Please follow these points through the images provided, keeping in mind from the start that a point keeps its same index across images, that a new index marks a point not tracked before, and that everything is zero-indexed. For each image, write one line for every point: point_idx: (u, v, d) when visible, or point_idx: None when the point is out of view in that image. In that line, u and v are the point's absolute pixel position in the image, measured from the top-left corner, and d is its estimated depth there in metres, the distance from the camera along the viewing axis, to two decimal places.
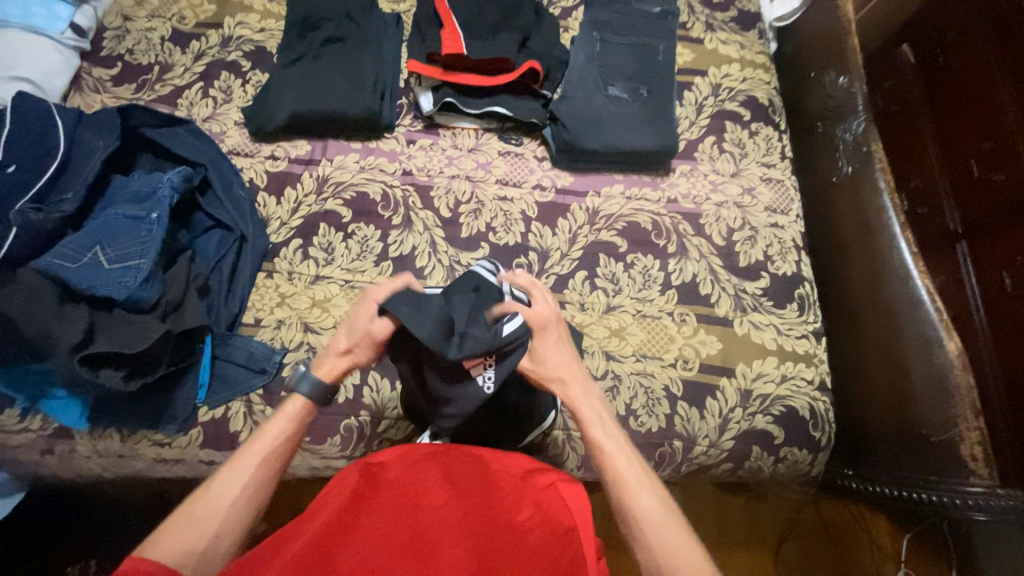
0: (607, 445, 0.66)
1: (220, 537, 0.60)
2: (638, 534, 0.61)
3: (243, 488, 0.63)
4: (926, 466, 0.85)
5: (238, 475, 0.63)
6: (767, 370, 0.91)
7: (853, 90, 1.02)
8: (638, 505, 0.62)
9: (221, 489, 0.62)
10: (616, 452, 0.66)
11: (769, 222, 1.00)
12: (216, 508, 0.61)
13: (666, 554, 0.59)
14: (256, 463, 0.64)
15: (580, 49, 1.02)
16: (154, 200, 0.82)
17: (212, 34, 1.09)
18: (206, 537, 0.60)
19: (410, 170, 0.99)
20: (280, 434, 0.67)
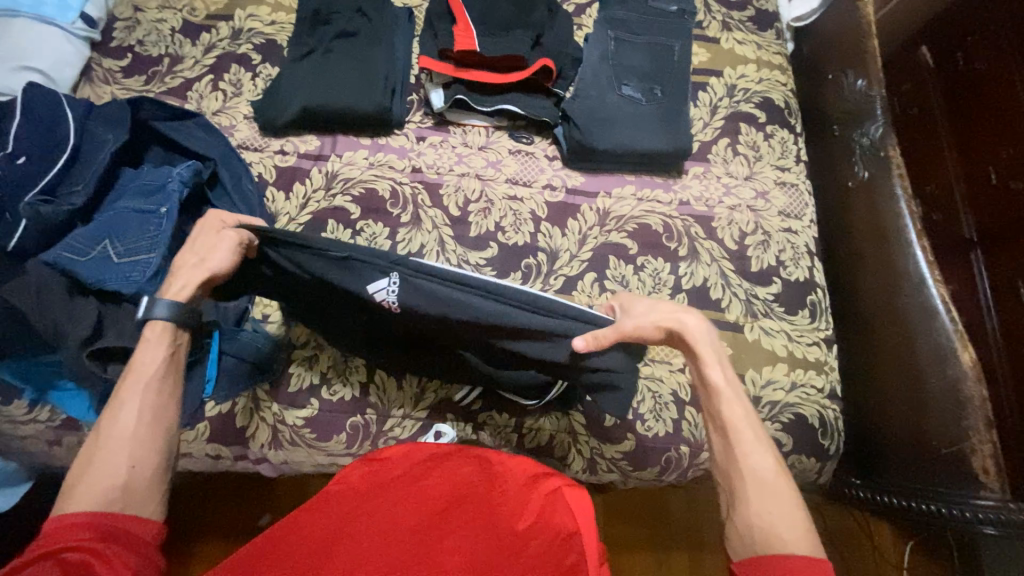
0: (725, 389, 0.66)
1: (139, 463, 0.59)
2: (746, 493, 0.60)
3: (143, 411, 0.62)
4: (933, 477, 0.84)
5: (131, 403, 0.61)
6: (776, 377, 0.90)
7: (871, 93, 1.00)
8: (749, 460, 0.62)
9: (118, 417, 0.60)
10: (733, 401, 0.65)
11: (782, 226, 0.99)
12: (121, 435, 0.60)
13: (769, 526, 0.57)
14: (144, 388, 0.63)
15: (594, 47, 1.00)
16: (163, 194, 0.82)
17: (223, 27, 1.08)
18: (126, 465, 0.58)
19: (419, 168, 0.98)
20: (158, 359, 0.65)
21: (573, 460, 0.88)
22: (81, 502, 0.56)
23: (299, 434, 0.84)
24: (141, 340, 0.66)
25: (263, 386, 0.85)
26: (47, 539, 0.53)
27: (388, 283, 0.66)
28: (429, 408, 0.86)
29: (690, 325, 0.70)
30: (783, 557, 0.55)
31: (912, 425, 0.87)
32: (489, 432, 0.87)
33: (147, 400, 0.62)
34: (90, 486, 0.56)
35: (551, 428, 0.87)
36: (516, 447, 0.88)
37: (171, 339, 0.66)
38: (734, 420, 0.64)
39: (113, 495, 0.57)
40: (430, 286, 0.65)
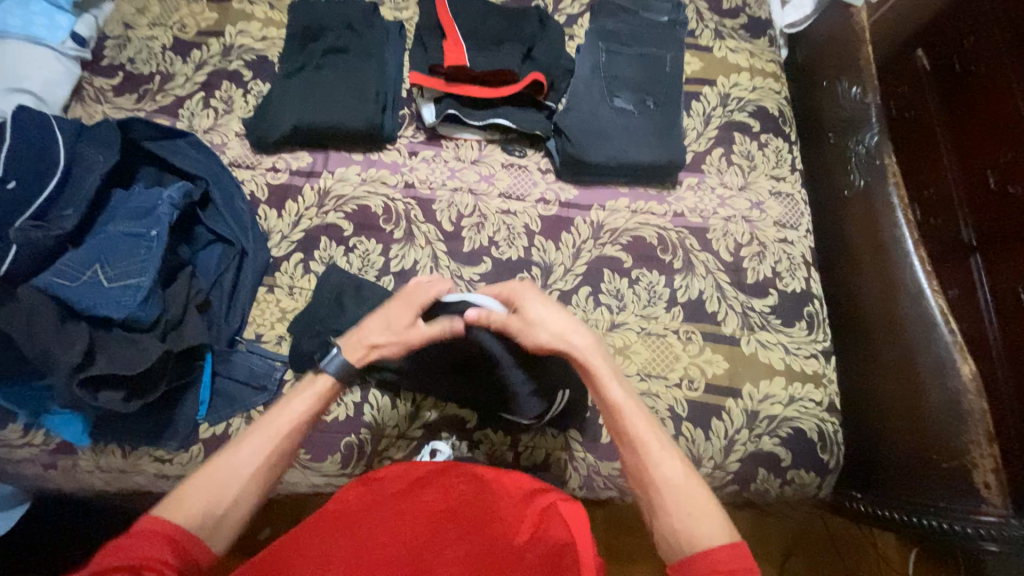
0: (624, 407, 0.67)
1: (241, 503, 0.60)
2: (661, 500, 0.61)
3: (270, 457, 0.63)
4: (936, 492, 0.84)
5: (265, 443, 0.63)
6: (774, 391, 0.89)
7: (866, 101, 1.00)
8: (658, 469, 0.62)
9: (242, 451, 0.62)
10: (633, 413, 0.66)
11: (778, 237, 0.98)
12: (243, 469, 0.61)
13: (686, 531, 0.58)
14: (280, 436, 0.64)
15: (585, 59, 0.99)
16: (153, 217, 0.81)
17: (213, 43, 1.08)
18: (226, 503, 0.59)
19: (412, 183, 0.98)
20: (307, 412, 0.68)
21: (570, 477, 0.87)
22: (180, 514, 0.56)
23: (293, 455, 0.84)
24: (303, 384, 0.70)
25: (256, 408, 0.83)
26: (141, 537, 0.53)
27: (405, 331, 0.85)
28: (424, 427, 0.85)
29: (579, 342, 0.72)
30: (706, 553, 0.55)
31: (914, 441, 0.86)
32: (485, 450, 0.86)
33: (275, 447, 0.64)
34: (194, 502, 0.57)
35: (547, 445, 0.86)
36: (512, 465, 0.87)
37: (325, 397, 0.70)
38: (639, 432, 0.65)
39: (208, 524, 0.57)
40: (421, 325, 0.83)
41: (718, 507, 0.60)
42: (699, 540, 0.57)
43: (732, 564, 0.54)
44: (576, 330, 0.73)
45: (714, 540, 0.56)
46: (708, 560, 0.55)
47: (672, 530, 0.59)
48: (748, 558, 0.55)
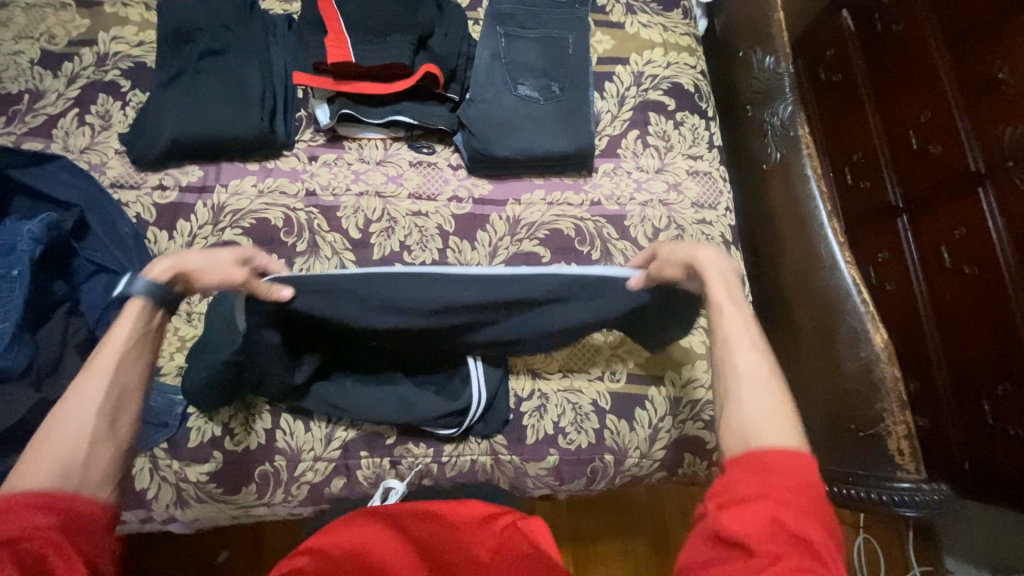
0: (728, 308, 0.60)
1: (100, 441, 0.50)
2: (738, 390, 0.54)
3: (110, 389, 0.53)
4: (852, 459, 0.85)
5: (97, 385, 0.53)
6: (697, 376, 0.88)
7: (779, 71, 0.98)
8: (742, 363, 0.55)
9: (72, 403, 0.51)
10: (737, 314, 0.60)
11: (696, 218, 0.96)
12: (82, 415, 0.50)
13: (757, 420, 0.51)
14: (112, 373, 0.54)
15: (484, 47, 0.93)
16: (14, 255, 0.74)
17: (86, 53, 0.99)
18: (84, 446, 0.49)
19: (313, 191, 0.92)
20: (132, 336, 0.56)
21: (498, 480, 0.86)
22: (28, 481, 0.46)
23: (206, 490, 0.80)
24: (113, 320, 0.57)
25: (160, 445, 0.79)
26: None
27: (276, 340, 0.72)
28: (342, 448, 0.82)
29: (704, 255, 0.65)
30: (767, 450, 0.48)
31: (830, 406, 0.87)
32: (408, 465, 0.83)
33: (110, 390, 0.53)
34: (39, 465, 0.47)
35: (472, 452, 0.84)
36: (439, 477, 0.85)
37: (147, 317, 0.58)
38: (736, 327, 0.58)
39: (68, 473, 0.48)
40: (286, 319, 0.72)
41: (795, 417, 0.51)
42: (756, 440, 0.49)
43: (794, 467, 0.46)
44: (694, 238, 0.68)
45: (778, 443, 0.48)
46: (768, 459, 0.47)
47: (742, 420, 0.51)
48: (807, 462, 0.47)
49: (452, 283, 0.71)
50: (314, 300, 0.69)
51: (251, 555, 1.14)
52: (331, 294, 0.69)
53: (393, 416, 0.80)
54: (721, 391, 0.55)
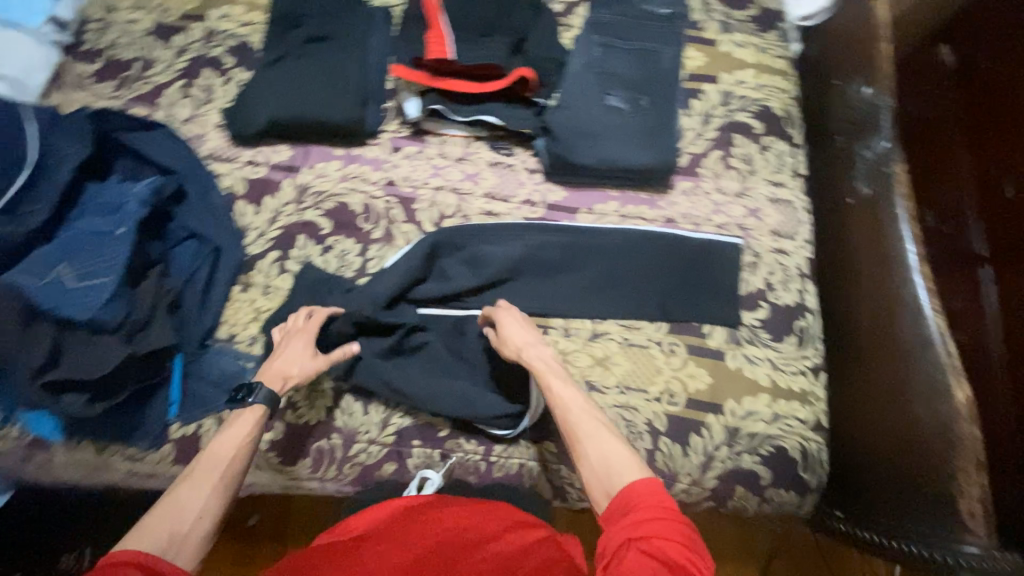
0: (556, 388, 0.71)
1: (206, 515, 0.60)
2: (584, 448, 0.64)
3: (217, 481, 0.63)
4: (915, 517, 0.81)
5: (204, 480, 0.62)
6: (758, 408, 0.85)
7: (878, 102, 0.93)
8: (578, 426, 0.66)
9: (190, 489, 0.61)
10: (561, 388, 0.71)
11: (773, 246, 0.93)
12: (193, 494, 0.61)
13: (605, 466, 0.62)
14: (226, 462, 0.65)
15: (579, 53, 0.94)
16: (121, 214, 0.79)
17: (196, 29, 1.05)
18: (187, 519, 0.59)
19: (394, 181, 0.95)
20: (242, 438, 0.68)
21: (542, 488, 0.85)
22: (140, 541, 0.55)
23: (265, 457, 0.83)
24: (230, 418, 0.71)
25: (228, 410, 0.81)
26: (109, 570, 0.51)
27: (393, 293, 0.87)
28: (396, 434, 0.84)
29: (520, 338, 0.78)
30: (625, 489, 0.58)
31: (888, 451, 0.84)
32: (457, 460, 0.84)
33: (218, 474, 0.64)
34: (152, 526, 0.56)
35: (521, 456, 0.84)
36: (485, 475, 0.85)
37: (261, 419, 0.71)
38: (568, 398, 0.70)
39: (173, 542, 0.56)
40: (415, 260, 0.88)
41: (633, 452, 0.63)
42: (616, 488, 0.59)
43: (650, 500, 0.56)
44: (517, 320, 0.81)
45: (631, 478, 0.59)
46: (628, 499, 0.57)
47: (596, 473, 0.62)
48: (663, 493, 0.57)
49: (551, 237, 0.92)
50: (454, 243, 0.91)
51: (280, 523, 1.19)
52: (471, 231, 0.92)
53: (448, 407, 0.82)
54: (574, 454, 0.65)
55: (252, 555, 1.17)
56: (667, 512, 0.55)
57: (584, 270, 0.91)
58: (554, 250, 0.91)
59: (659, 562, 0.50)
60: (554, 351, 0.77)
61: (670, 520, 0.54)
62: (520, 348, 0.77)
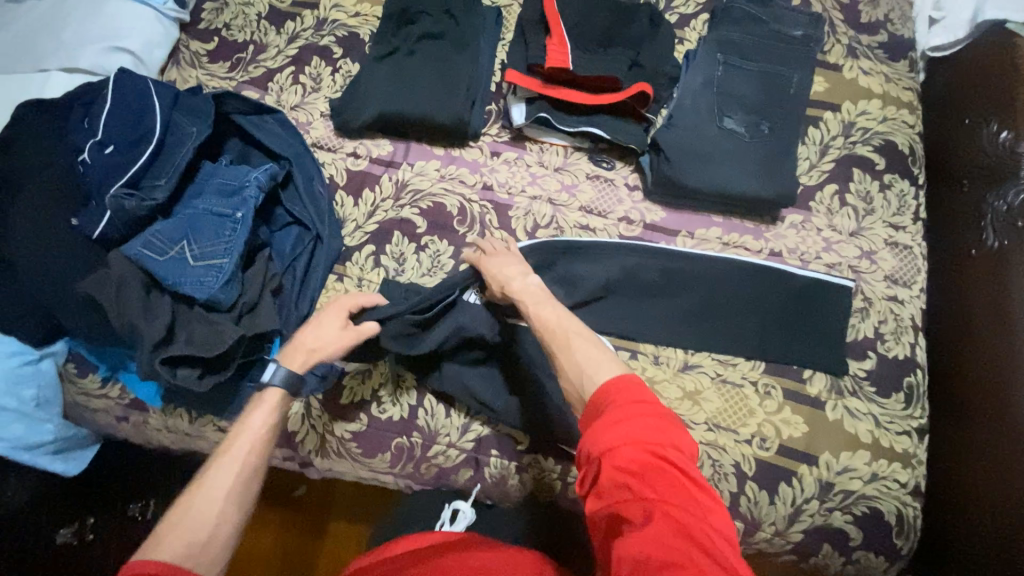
0: (535, 308, 0.71)
1: (225, 521, 0.56)
2: (558, 356, 0.63)
3: (241, 474, 0.60)
4: None
5: (227, 474, 0.59)
6: (855, 465, 0.80)
7: (1016, 149, 0.83)
8: (553, 339, 0.66)
9: (211, 486, 0.58)
10: (540, 308, 0.70)
11: (886, 293, 0.87)
12: (216, 494, 0.57)
13: (579, 369, 0.60)
14: (240, 456, 0.61)
15: (698, 71, 0.92)
16: (239, 198, 0.82)
17: (308, 15, 1.05)
18: (209, 526, 0.55)
19: (491, 185, 0.93)
20: (263, 424, 0.64)
21: None
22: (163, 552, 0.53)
23: (346, 447, 0.84)
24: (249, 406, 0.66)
25: (316, 395, 0.84)
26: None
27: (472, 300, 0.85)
28: (475, 441, 0.83)
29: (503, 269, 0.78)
30: (597, 393, 0.56)
31: (994, 515, 0.76)
32: (533, 475, 0.83)
33: (239, 468, 0.60)
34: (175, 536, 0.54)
35: None
36: (559, 495, 0.83)
37: (279, 406, 0.66)
38: (546, 316, 0.69)
39: (192, 550, 0.54)
40: None
41: (609, 353, 0.62)
42: (590, 391, 0.58)
43: (624, 397, 0.54)
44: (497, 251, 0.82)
45: (603, 380, 0.57)
46: (597, 403, 0.55)
47: (570, 378, 0.61)
48: (631, 387, 0.55)
49: (646, 262, 0.88)
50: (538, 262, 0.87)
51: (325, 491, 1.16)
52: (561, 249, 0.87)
53: (533, 423, 0.81)
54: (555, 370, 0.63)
55: (289, 523, 1.14)
56: (643, 408, 0.53)
57: (681, 296, 0.87)
58: (647, 273, 0.88)
59: (638, 477, 0.49)
60: (540, 279, 0.76)
61: (646, 415, 0.52)
62: (506, 280, 0.76)
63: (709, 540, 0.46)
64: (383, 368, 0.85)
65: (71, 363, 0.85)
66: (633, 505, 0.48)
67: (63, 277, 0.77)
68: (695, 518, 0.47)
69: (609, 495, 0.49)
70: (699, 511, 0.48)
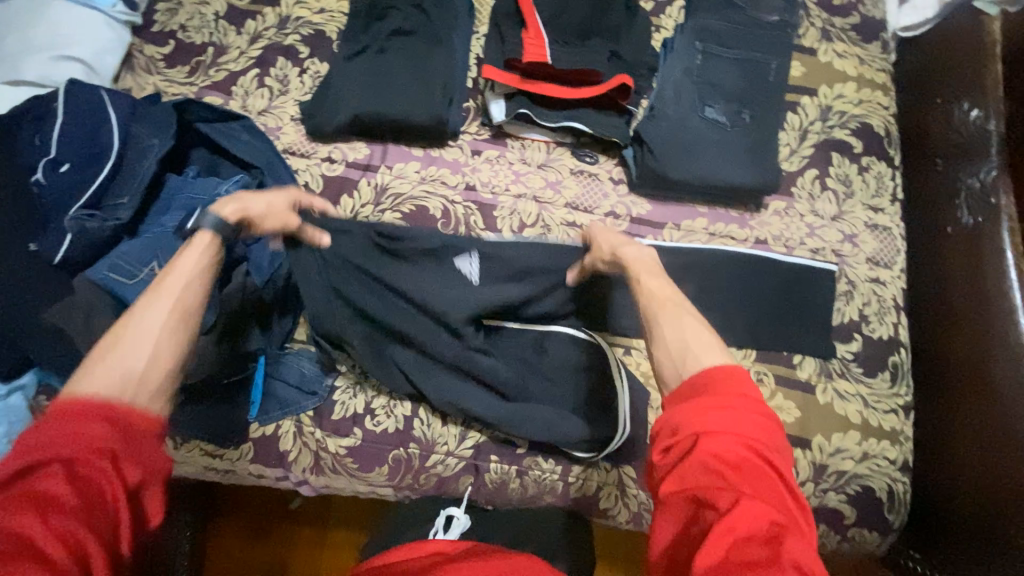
0: (642, 277, 0.65)
1: (163, 357, 0.51)
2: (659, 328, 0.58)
3: (175, 308, 0.54)
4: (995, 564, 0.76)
5: (159, 305, 0.54)
6: (847, 446, 0.82)
7: (987, 128, 0.85)
8: (652, 308, 0.60)
9: (147, 316, 0.52)
10: (647, 279, 0.65)
11: (869, 275, 0.89)
12: (150, 325, 0.52)
13: (683, 348, 0.54)
14: (176, 290, 0.55)
15: (678, 61, 0.91)
16: (210, 212, 0.77)
17: (269, 14, 1.00)
18: (145, 357, 0.50)
19: (474, 185, 0.91)
20: (196, 261, 0.59)
21: (618, 512, 0.83)
22: (94, 384, 0.47)
23: (341, 463, 0.82)
24: (180, 248, 0.61)
25: (306, 412, 0.82)
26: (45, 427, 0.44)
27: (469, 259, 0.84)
28: (473, 448, 0.82)
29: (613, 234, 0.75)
30: (700, 372, 0.51)
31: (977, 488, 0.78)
32: (534, 478, 0.82)
33: (174, 302, 0.54)
34: (106, 369, 0.48)
35: (599, 479, 0.82)
36: (561, 495, 0.83)
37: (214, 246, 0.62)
38: (648, 284, 0.64)
39: (128, 385, 0.48)
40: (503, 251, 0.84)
41: (714, 335, 0.55)
42: (685, 370, 0.53)
43: (730, 386, 0.49)
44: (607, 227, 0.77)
45: (712, 363, 0.52)
46: (701, 381, 0.50)
47: (669, 353, 0.55)
48: (742, 379, 0.50)
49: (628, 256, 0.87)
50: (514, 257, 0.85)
51: (324, 505, 1.14)
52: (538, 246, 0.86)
53: (532, 429, 0.79)
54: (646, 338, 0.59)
55: (286, 538, 1.12)
56: (746, 405, 0.48)
57: (672, 288, 0.87)
58: None
59: (731, 470, 0.44)
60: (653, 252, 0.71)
61: (752, 412, 0.48)
62: (616, 244, 0.73)
63: (805, 561, 0.41)
64: (374, 380, 0.83)
65: (44, 394, 0.77)
66: (721, 495, 0.44)
67: (26, 307, 0.72)
68: (789, 530, 0.43)
69: (693, 478, 0.45)
70: (794, 526, 0.43)
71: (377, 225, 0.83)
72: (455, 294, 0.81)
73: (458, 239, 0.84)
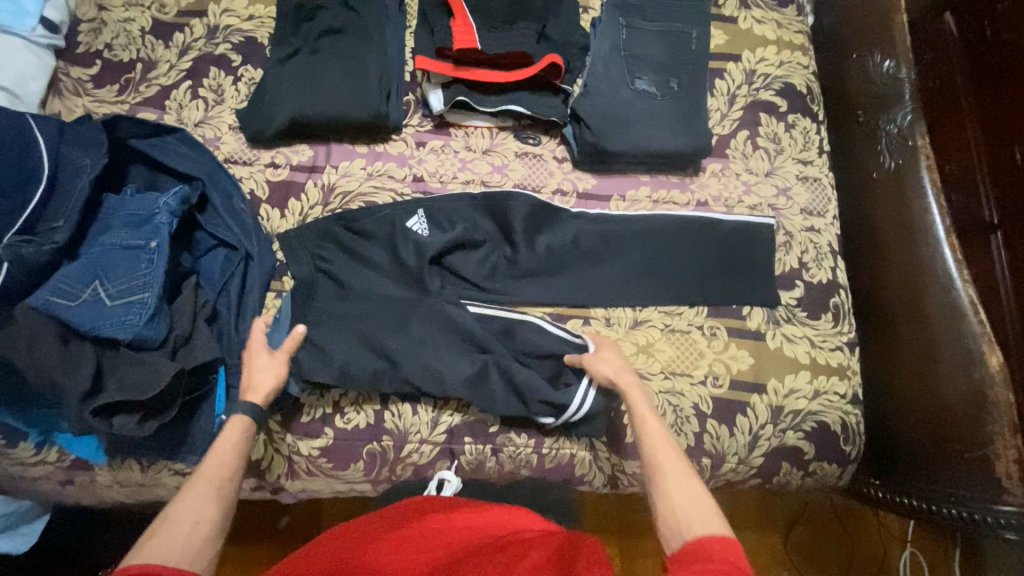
0: (648, 423, 0.70)
1: (204, 521, 0.59)
2: (665, 485, 0.63)
3: (214, 490, 0.63)
4: (944, 476, 0.83)
5: (202, 491, 0.62)
6: (800, 385, 0.87)
7: (899, 76, 0.92)
8: (660, 460, 0.65)
9: (192, 499, 0.61)
10: (651, 422, 0.70)
11: (805, 225, 0.94)
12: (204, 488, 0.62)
13: (687, 512, 0.60)
14: (215, 475, 0.64)
15: (605, 36, 0.94)
16: (151, 226, 0.77)
17: (196, 24, 0.99)
18: (190, 525, 0.58)
19: (421, 177, 0.92)
20: (231, 447, 0.67)
21: (594, 477, 0.86)
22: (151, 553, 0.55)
23: (316, 464, 0.82)
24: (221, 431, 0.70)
25: (275, 418, 0.81)
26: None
27: (417, 219, 0.89)
28: (447, 432, 0.84)
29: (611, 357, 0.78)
30: (701, 541, 0.55)
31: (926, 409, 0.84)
32: (509, 454, 0.84)
33: (216, 479, 0.64)
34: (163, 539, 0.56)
35: (572, 447, 0.85)
36: (536, 468, 0.85)
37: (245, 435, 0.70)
38: (652, 429, 0.69)
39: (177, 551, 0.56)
40: (444, 203, 0.90)
41: (717, 510, 0.60)
42: (690, 532, 0.58)
43: (718, 555, 0.53)
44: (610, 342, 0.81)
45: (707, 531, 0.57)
46: (698, 549, 0.54)
47: (671, 511, 0.61)
48: (733, 552, 0.53)
49: (576, 225, 0.91)
50: (467, 224, 0.90)
51: (312, 517, 1.13)
52: (481, 207, 0.90)
53: (502, 408, 0.81)
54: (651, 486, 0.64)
55: (276, 556, 1.11)
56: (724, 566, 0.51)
57: (622, 256, 0.91)
58: (589, 243, 0.91)
59: None
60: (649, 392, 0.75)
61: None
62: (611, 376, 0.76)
63: None
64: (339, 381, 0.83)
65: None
66: None
67: None
68: None
69: None
70: None
71: (330, 194, 0.90)
72: (406, 250, 0.87)
73: (404, 202, 0.90)
